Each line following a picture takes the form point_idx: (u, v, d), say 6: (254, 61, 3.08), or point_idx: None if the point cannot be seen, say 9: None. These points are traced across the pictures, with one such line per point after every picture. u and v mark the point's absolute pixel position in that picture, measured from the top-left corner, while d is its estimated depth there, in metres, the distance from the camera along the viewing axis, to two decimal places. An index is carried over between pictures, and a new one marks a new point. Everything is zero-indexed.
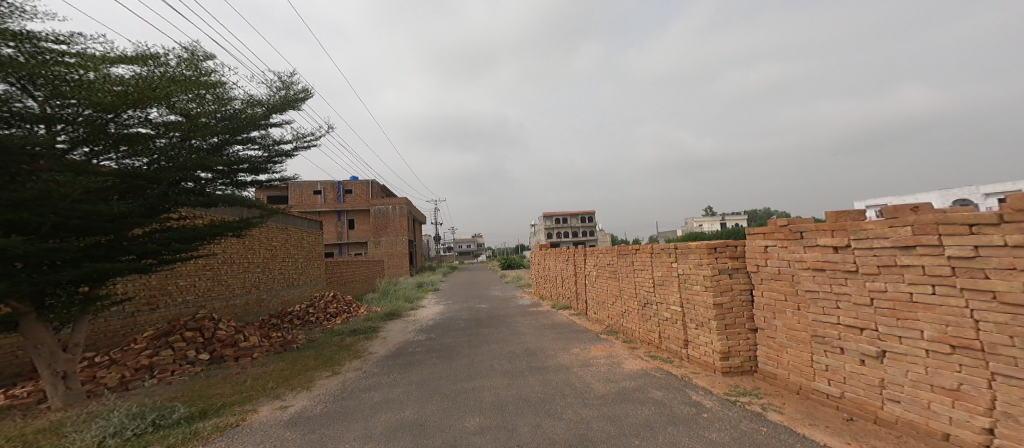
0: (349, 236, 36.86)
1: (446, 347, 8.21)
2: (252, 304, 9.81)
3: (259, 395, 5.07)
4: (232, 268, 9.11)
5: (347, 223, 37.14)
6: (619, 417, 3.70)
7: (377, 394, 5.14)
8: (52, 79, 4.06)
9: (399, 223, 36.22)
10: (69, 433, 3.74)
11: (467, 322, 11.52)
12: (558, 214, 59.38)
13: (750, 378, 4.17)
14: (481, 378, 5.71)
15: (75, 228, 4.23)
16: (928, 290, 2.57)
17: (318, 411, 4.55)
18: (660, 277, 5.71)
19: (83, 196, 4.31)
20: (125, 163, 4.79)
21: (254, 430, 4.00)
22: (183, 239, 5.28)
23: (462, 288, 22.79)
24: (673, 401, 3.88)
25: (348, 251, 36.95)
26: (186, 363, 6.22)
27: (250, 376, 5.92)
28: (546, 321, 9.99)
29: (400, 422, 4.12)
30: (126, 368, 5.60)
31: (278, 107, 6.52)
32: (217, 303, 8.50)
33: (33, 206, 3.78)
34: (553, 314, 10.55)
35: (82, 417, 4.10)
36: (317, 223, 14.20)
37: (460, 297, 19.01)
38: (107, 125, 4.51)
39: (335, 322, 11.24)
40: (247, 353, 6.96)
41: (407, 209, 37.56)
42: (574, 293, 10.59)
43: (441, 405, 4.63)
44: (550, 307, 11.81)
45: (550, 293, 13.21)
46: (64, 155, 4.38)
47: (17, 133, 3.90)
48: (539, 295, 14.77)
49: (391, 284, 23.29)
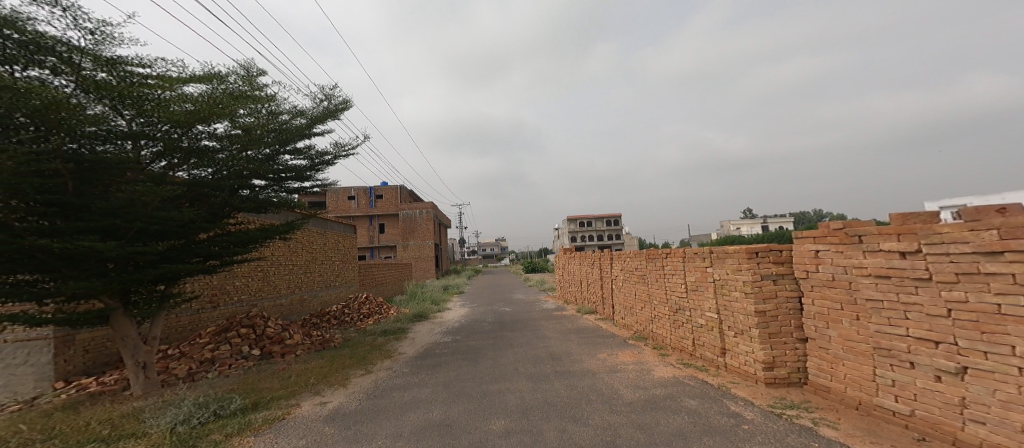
0: (380, 240, 37.76)
1: (471, 349, 8.24)
2: (296, 304, 10.20)
3: (302, 390, 5.22)
4: (280, 270, 9.50)
5: (377, 227, 37.95)
6: (649, 425, 3.61)
7: (406, 394, 5.19)
8: (138, 100, 4.36)
9: (427, 227, 37.17)
10: (146, 418, 3.97)
11: (492, 325, 11.55)
12: (583, 217, 59.15)
13: (798, 390, 3.96)
14: (506, 381, 5.67)
15: (154, 233, 4.56)
16: (1019, 301, 2.34)
17: (353, 408, 4.62)
18: (693, 283, 5.55)
19: (161, 203, 4.58)
20: (193, 173, 5.13)
21: (296, 424, 4.10)
22: (243, 242, 5.57)
23: (487, 292, 22.98)
24: (709, 411, 3.75)
25: (378, 254, 37.94)
26: (241, 357, 6.49)
27: (295, 371, 6.09)
28: (571, 326, 9.89)
29: (428, 422, 4.14)
30: (193, 361, 5.96)
31: (321, 117, 6.75)
32: (267, 302, 8.90)
33: (123, 214, 4.11)
34: (578, 319, 10.43)
35: (157, 405, 4.32)
36: (351, 227, 14.57)
37: (485, 300, 19.13)
38: (180, 140, 4.83)
39: (368, 323, 11.48)
40: (292, 350, 7.16)
41: (433, 214, 38.30)
42: (599, 298, 10.43)
43: (468, 405, 4.67)
44: (574, 311, 11.69)
45: (574, 297, 13.07)
46: (147, 167, 4.72)
47: (115, 150, 4.26)
48: (563, 298, 14.63)
49: (417, 286, 23.62)
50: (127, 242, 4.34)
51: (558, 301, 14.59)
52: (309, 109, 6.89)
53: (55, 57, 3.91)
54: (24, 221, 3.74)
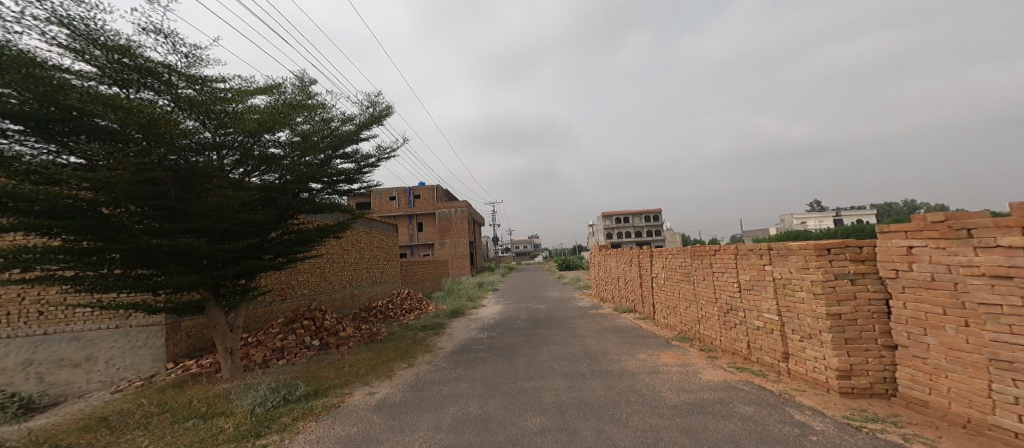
0: (417, 239, 38.70)
1: (506, 346, 8.21)
2: (348, 299, 11.12)
3: (355, 380, 5.65)
4: (334, 267, 10.49)
5: (416, 225, 39.03)
6: (697, 430, 3.42)
7: (444, 389, 5.17)
8: (218, 113, 5.26)
9: (461, 226, 37.84)
10: (233, 399, 4.94)
11: (526, 322, 11.53)
12: (617, 213, 58.07)
13: (884, 403, 3.56)
14: (541, 379, 5.60)
15: (235, 233, 5.53)
16: None
17: (398, 400, 4.82)
18: (748, 282, 5.23)
19: (241, 206, 5.52)
20: (264, 177, 6.00)
21: (350, 415, 4.44)
22: (303, 239, 6.39)
23: (521, 289, 22.93)
24: (768, 419, 3.50)
25: (415, 252, 38.95)
26: (304, 347, 7.25)
27: (348, 362, 6.59)
28: (609, 325, 9.68)
29: (466, 416, 4.17)
30: (267, 349, 6.87)
31: (368, 123, 7.13)
32: (324, 296, 9.91)
33: (214, 216, 5.03)
34: (616, 318, 10.17)
35: (240, 388, 5.32)
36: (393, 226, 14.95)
37: (519, 297, 19.12)
38: (251, 148, 5.72)
39: (410, 318, 11.69)
40: (346, 341, 7.80)
41: (467, 212, 38.88)
42: (638, 296, 10.11)
43: (503, 402, 4.60)
44: (612, 309, 11.40)
45: (611, 296, 12.79)
46: (229, 173, 5.68)
47: (205, 158, 5.25)
48: (599, 296, 14.32)
49: (453, 283, 23.96)
50: (218, 241, 5.39)
51: (594, 299, 14.31)
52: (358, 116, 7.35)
53: (158, 80, 4.87)
54: (138, 224, 4.68)
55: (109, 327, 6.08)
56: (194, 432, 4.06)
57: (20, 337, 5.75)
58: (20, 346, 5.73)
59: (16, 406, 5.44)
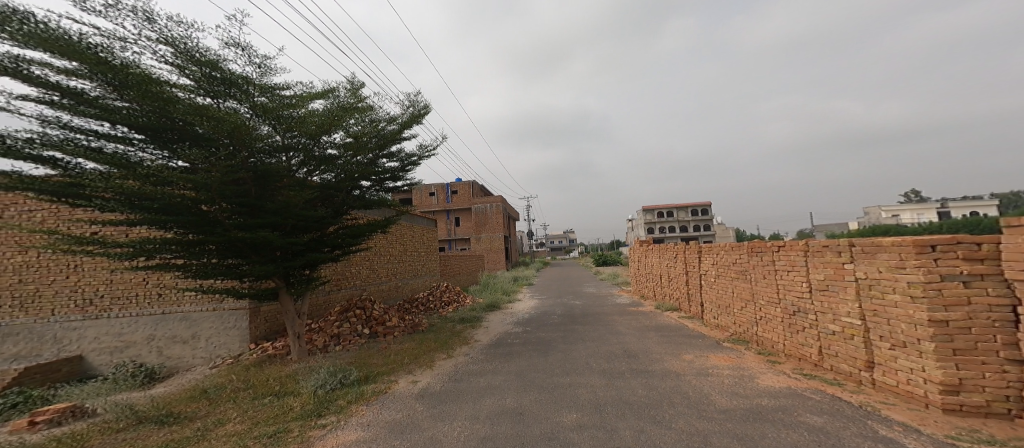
0: (453, 234, 39.38)
1: (541, 341, 8.31)
2: (391, 290, 12.64)
3: (399, 369, 6.60)
4: (380, 261, 12.03)
5: (453, 220, 39.71)
6: (752, 438, 3.26)
7: (484, 380, 5.91)
8: (284, 118, 6.53)
9: (496, 221, 38.13)
10: (299, 380, 6.14)
11: (562, 318, 11.53)
12: (655, 207, 56.49)
13: (999, 424, 3.10)
14: (578, 375, 5.95)
15: (301, 226, 6.69)
16: None
17: (438, 390, 5.62)
18: (821, 281, 4.79)
19: (304, 205, 6.75)
20: (322, 176, 7.20)
21: (397, 400, 5.31)
22: (357, 232, 7.68)
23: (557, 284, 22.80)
24: (841, 430, 3.22)
25: (452, 247, 39.56)
26: (356, 335, 8.58)
27: (392, 351, 7.71)
28: (651, 323, 9.46)
29: (502, 408, 4.84)
30: (326, 336, 8.24)
31: (409, 122, 7.97)
32: (371, 287, 11.44)
33: (284, 214, 6.27)
34: (658, 315, 9.85)
35: (305, 370, 6.55)
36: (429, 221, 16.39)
37: (555, 292, 19.04)
38: (312, 148, 6.96)
39: (450, 311, 12.69)
40: (391, 331, 9.06)
41: (502, 207, 39.18)
42: (684, 294, 9.67)
43: (539, 397, 5.16)
44: (655, 306, 11.02)
45: (652, 293, 12.37)
46: (296, 172, 6.98)
47: (276, 159, 6.51)
48: (640, 293, 13.90)
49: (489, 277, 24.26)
50: (287, 234, 6.59)
51: (635, 295, 13.93)
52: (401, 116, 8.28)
53: (240, 92, 6.21)
54: (227, 219, 5.91)
55: (207, 309, 7.67)
56: (270, 409, 5.15)
57: (146, 316, 7.59)
58: (145, 323, 7.58)
59: (143, 375, 7.28)
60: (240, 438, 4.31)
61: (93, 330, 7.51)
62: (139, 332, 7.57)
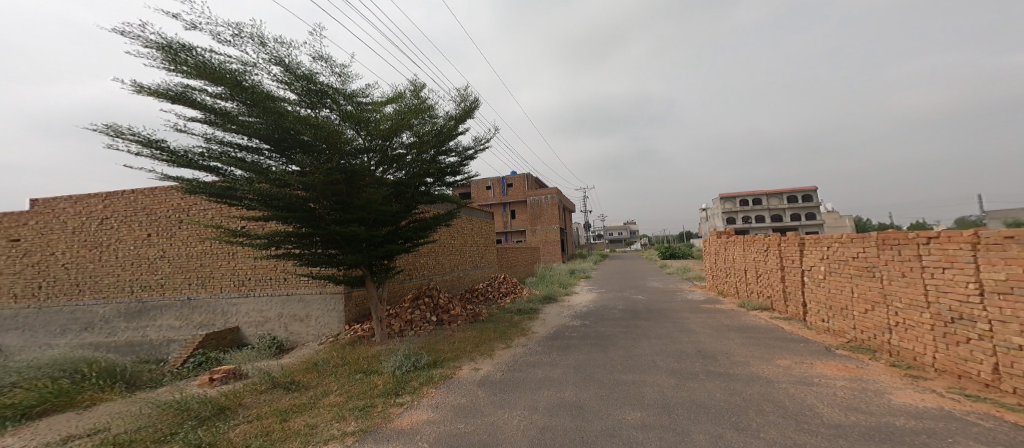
0: (509, 226, 39.62)
1: (603, 337, 9.63)
2: (453, 280, 14.64)
3: (461, 356, 8.33)
4: (444, 253, 14.07)
5: (510, 213, 39.88)
6: None
7: (541, 372, 7.22)
8: (365, 124, 8.28)
9: (552, 213, 37.84)
10: (380, 360, 8.08)
11: (623, 314, 12.34)
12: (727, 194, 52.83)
13: None
14: (644, 373, 6.72)
15: (381, 221, 8.51)
16: None
17: (497, 378, 7.11)
18: (1000, 283, 3.87)
19: (383, 200, 8.50)
20: (396, 173, 8.91)
21: (461, 384, 6.87)
22: (423, 226, 9.48)
23: (618, 276, 22.30)
24: None
25: (508, 240, 40.01)
26: (426, 321, 10.56)
27: (455, 339, 9.44)
28: (729, 321, 9.03)
29: (561, 401, 5.79)
30: (403, 321, 10.30)
31: (461, 118, 9.28)
32: (436, 278, 13.58)
33: (369, 210, 8.04)
34: (740, 315, 9.21)
35: (385, 352, 8.49)
36: (490, 214, 18.29)
37: (616, 285, 18.75)
38: (387, 149, 8.67)
39: (505, 301, 14.31)
40: (454, 319, 10.85)
41: (558, 199, 38.97)
42: (777, 291, 8.74)
43: (600, 392, 5.95)
44: (736, 304, 10.23)
45: (731, 289, 11.47)
46: (377, 172, 8.79)
47: (361, 160, 8.34)
48: (715, 288, 12.99)
49: (546, 269, 24.62)
50: (368, 227, 8.48)
51: (711, 290, 13.02)
52: (454, 113, 9.64)
53: (331, 103, 8.07)
54: (328, 214, 7.98)
55: (317, 291, 10.14)
56: (360, 384, 7.01)
57: (276, 296, 10.29)
58: (275, 303, 10.31)
59: (275, 345, 10.08)
60: (340, 409, 6.00)
61: (244, 306, 10.39)
62: (273, 309, 10.31)
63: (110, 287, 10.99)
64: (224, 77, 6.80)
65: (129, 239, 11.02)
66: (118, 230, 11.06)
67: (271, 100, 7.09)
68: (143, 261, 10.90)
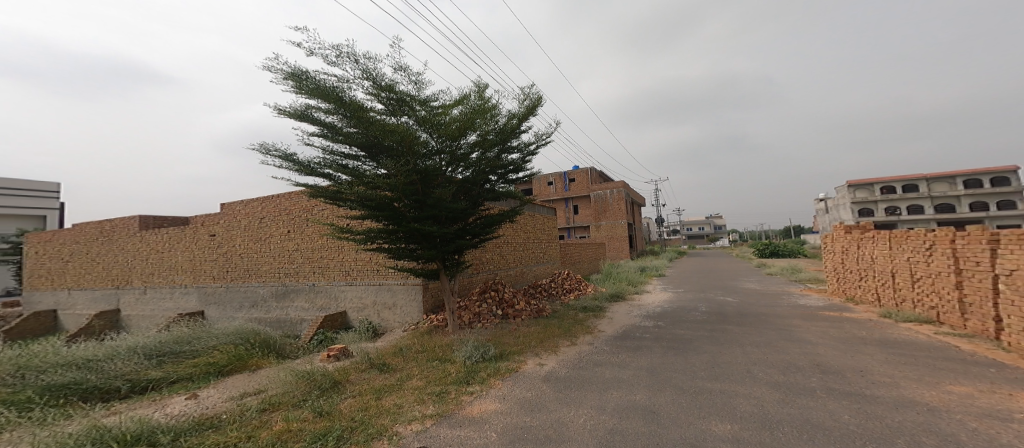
0: (573, 221, 38.89)
1: (680, 339, 8.88)
2: (519, 275, 14.33)
3: (527, 350, 8.19)
4: (509, 247, 13.79)
5: (573, 209, 39.14)
6: None
7: (609, 372, 6.91)
8: (436, 125, 7.93)
9: (619, 207, 36.09)
10: (453, 349, 8.18)
11: (707, 316, 11.21)
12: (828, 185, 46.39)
13: None
14: (733, 383, 6.10)
15: (451, 218, 8.33)
16: None
17: (563, 374, 6.89)
18: None
19: (453, 200, 8.17)
20: (463, 173, 8.44)
21: (525, 378, 6.77)
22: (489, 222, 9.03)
23: (699, 275, 20.46)
24: None
25: (572, 234, 39.31)
26: (492, 315, 10.42)
27: (522, 333, 9.33)
28: (856, 334, 7.71)
29: (632, 404, 5.55)
30: (471, 314, 10.27)
31: (525, 115, 8.62)
32: (503, 272, 13.37)
33: (441, 208, 7.88)
34: (878, 328, 7.72)
35: (457, 342, 8.51)
36: (551, 210, 17.67)
37: (699, 285, 17.17)
38: (456, 150, 8.24)
39: (570, 297, 13.82)
40: (519, 314, 10.62)
41: (626, 193, 37.04)
42: (946, 299, 7.11)
43: (678, 398, 5.64)
44: (876, 311, 8.63)
45: (866, 294, 9.74)
46: (448, 173, 8.41)
47: (433, 161, 8.00)
48: (840, 291, 11.16)
49: (614, 265, 23.54)
50: (441, 225, 8.24)
51: (835, 293, 11.22)
52: (518, 110, 8.98)
53: (404, 107, 7.91)
54: (408, 212, 7.93)
55: (403, 281, 10.38)
56: (436, 371, 7.19)
57: (372, 284, 10.79)
58: (368, 290, 10.87)
59: (371, 330, 10.52)
60: (421, 392, 6.31)
61: (350, 292, 11.10)
62: (369, 297, 10.85)
63: (268, 272, 12.55)
64: (321, 92, 7.14)
65: (276, 234, 12.47)
66: (270, 226, 12.59)
67: (357, 106, 7.21)
68: (285, 253, 12.22)
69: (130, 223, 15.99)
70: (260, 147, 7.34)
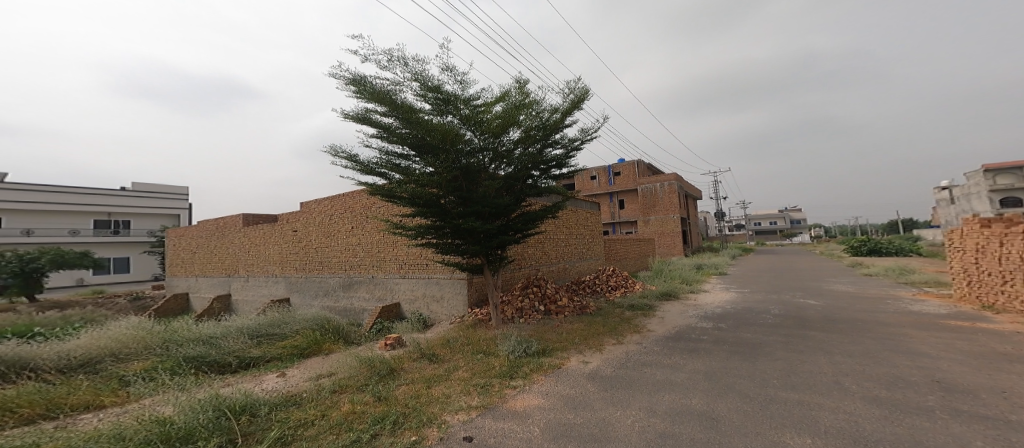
0: (619, 216, 37.44)
1: (744, 343, 7.89)
2: (561, 271, 13.70)
3: (569, 347, 7.62)
4: (551, 244, 13.20)
5: (618, 203, 37.52)
6: None
7: (659, 373, 6.24)
8: (478, 122, 7.53)
9: (670, 201, 34.13)
10: (497, 342, 7.79)
11: (779, 319, 9.99)
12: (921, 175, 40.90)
13: None
14: (813, 392, 5.25)
15: (495, 214, 7.90)
16: None
17: (608, 374, 6.31)
18: None
19: (496, 196, 7.76)
20: (506, 169, 8.00)
21: (569, 375, 6.27)
22: (530, 218, 8.50)
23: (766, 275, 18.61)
24: None
25: (619, 229, 37.85)
26: (534, 311, 9.93)
27: (564, 329, 8.76)
28: (981, 351, 6.39)
29: (688, 408, 4.93)
30: (513, 309, 9.84)
31: (569, 109, 7.98)
32: (545, 268, 12.82)
33: (484, 204, 7.48)
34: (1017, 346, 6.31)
35: (500, 336, 8.10)
36: (596, 205, 16.78)
37: (768, 287, 15.54)
38: (498, 146, 7.81)
39: (615, 295, 13.00)
40: (562, 310, 10.06)
41: (679, 186, 34.93)
42: None
43: (742, 406, 4.94)
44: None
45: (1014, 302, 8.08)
46: (491, 169, 8.00)
47: (476, 158, 7.63)
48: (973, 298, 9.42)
49: (665, 263, 22.15)
50: (485, 221, 7.80)
51: (967, 301, 9.48)
52: (562, 105, 8.34)
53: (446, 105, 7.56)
54: (454, 209, 7.64)
55: (450, 276, 10.16)
56: (480, 363, 6.86)
57: (421, 279, 10.72)
58: (416, 283, 10.80)
59: (422, 321, 10.38)
60: (467, 383, 6.02)
61: (404, 285, 11.05)
62: (419, 289, 10.76)
63: (336, 265, 12.89)
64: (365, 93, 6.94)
65: (343, 230, 12.72)
66: (338, 223, 12.92)
67: (400, 107, 7.03)
68: (350, 247, 12.47)
69: (237, 219, 17.28)
70: (334, 151, 7.76)
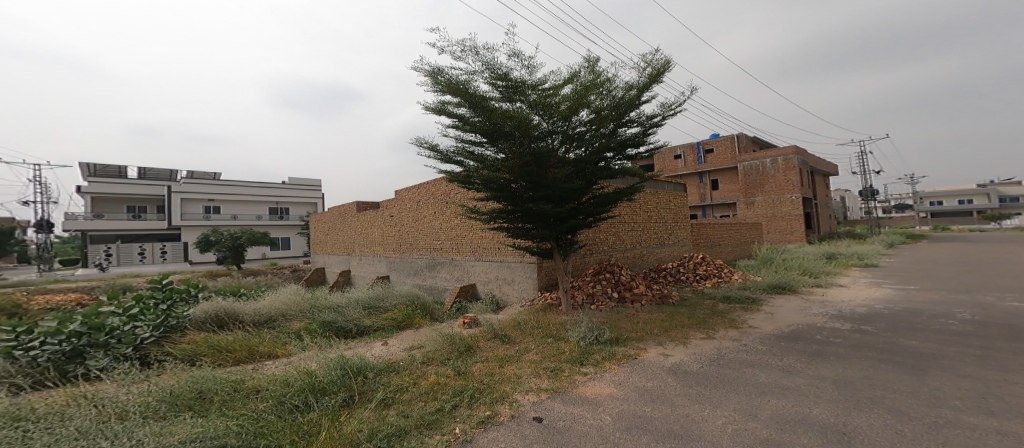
0: (713, 198, 33.53)
1: (897, 345, 5.52)
2: (638, 257, 11.80)
3: (648, 337, 6.00)
4: (626, 227, 11.42)
5: (709, 183, 33.81)
6: None
7: (760, 374, 4.42)
8: (545, 104, 6.12)
9: (783, 178, 29.11)
10: (565, 326, 6.49)
11: (964, 322, 7.10)
12: None
13: None
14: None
15: (565, 198, 6.55)
16: None
17: (694, 369, 4.65)
18: None
19: (568, 180, 6.38)
20: (577, 151, 6.55)
21: (646, 366, 4.79)
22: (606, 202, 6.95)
23: (936, 271, 14.26)
24: None
25: (713, 212, 33.85)
26: (607, 298, 8.42)
27: (642, 319, 7.12)
28: None
29: (814, 420, 3.28)
30: (584, 294, 8.43)
31: (651, 81, 6.18)
32: (619, 253, 11.10)
33: (555, 187, 6.19)
34: None
35: (570, 322, 6.77)
36: (682, 185, 14.30)
37: (940, 286, 11.76)
38: (566, 129, 6.37)
39: (704, 284, 10.81)
40: (638, 298, 8.43)
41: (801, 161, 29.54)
42: None
43: (913, 426, 3.14)
44: None
45: None
46: (560, 153, 6.59)
47: (544, 142, 6.27)
48: None
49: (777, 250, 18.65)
50: (555, 205, 6.48)
51: None
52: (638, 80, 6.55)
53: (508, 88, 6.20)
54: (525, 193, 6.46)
55: (520, 260, 9.08)
56: (547, 347, 5.65)
57: (493, 262, 9.81)
58: (489, 266, 9.92)
59: (495, 303, 9.49)
60: (538, 365, 4.90)
61: (478, 267, 10.23)
62: (492, 271, 9.87)
63: (422, 247, 12.60)
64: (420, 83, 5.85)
65: (428, 215, 12.33)
66: (423, 209, 12.53)
67: (460, 83, 5.93)
68: (432, 235, 12.07)
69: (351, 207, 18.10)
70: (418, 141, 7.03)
